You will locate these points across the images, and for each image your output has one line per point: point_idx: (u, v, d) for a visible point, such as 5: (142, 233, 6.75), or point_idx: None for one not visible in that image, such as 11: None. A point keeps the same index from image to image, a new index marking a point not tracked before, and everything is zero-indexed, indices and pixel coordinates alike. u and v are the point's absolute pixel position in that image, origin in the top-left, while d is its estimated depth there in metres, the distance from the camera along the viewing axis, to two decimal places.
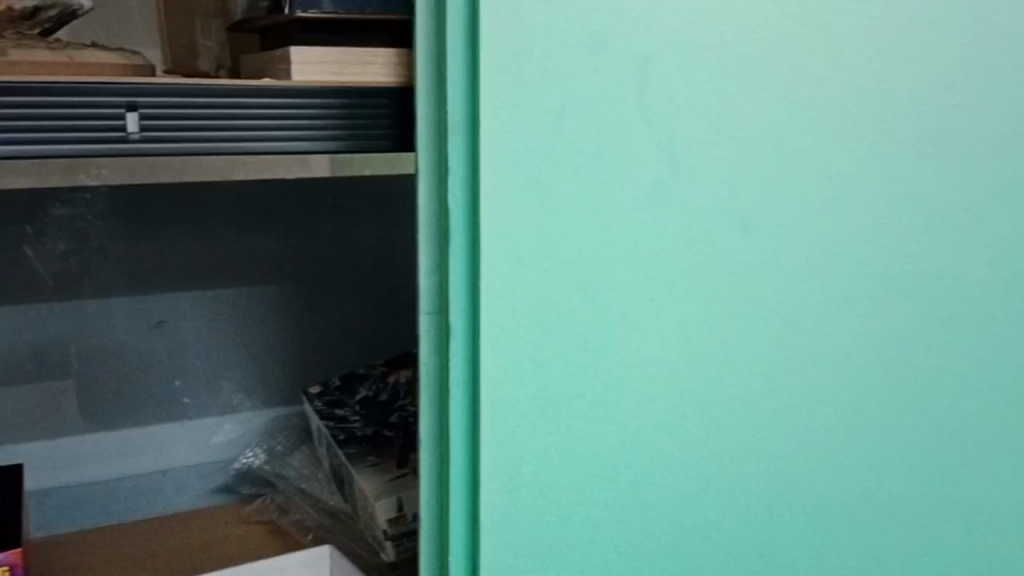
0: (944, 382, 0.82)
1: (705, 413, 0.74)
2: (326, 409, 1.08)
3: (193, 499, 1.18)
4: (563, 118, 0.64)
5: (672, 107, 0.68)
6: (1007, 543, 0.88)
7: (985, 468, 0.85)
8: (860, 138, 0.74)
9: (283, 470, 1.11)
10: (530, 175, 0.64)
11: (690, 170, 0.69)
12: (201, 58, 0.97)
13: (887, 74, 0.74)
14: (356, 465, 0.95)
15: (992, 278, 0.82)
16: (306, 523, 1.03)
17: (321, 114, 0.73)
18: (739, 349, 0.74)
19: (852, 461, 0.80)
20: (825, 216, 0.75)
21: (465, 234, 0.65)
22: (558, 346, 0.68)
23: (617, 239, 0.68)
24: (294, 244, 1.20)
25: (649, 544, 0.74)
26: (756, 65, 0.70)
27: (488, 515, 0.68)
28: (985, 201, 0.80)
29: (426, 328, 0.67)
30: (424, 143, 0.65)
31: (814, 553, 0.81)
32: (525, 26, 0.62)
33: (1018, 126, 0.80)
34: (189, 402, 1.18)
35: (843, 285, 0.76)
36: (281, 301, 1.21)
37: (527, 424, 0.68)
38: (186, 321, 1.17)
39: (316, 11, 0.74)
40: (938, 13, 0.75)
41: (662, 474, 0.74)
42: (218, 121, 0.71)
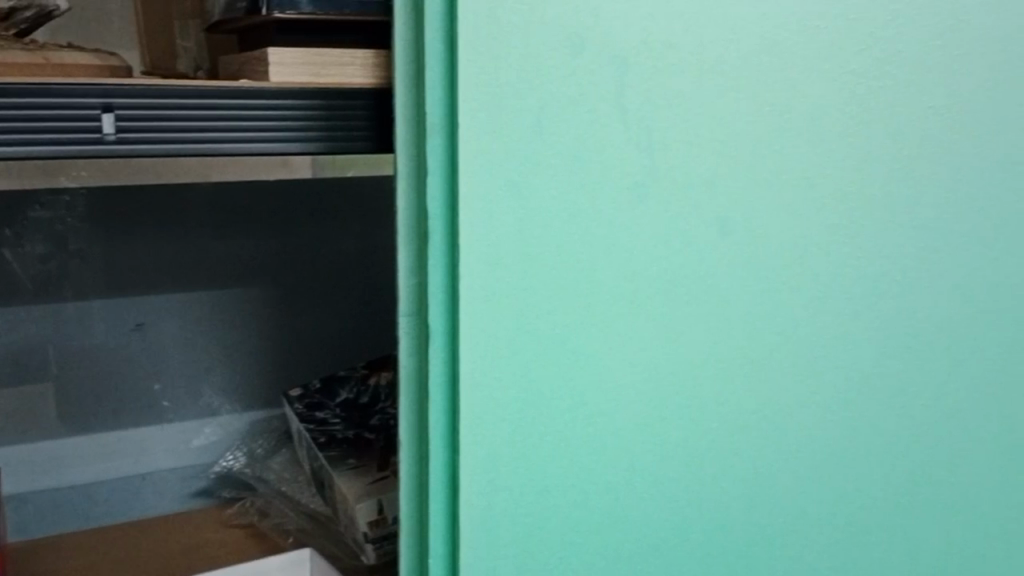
0: (922, 381, 0.82)
1: (685, 414, 0.74)
2: (305, 412, 1.06)
3: (172, 503, 1.17)
4: (541, 120, 0.64)
5: (651, 109, 0.68)
6: (984, 542, 0.88)
7: (962, 467, 0.86)
8: (837, 140, 0.75)
9: (263, 473, 1.11)
10: (509, 176, 0.64)
11: (667, 172, 0.69)
12: (180, 59, 0.97)
13: (864, 76, 0.74)
14: (336, 468, 0.95)
15: (968, 279, 0.82)
16: (286, 526, 1.03)
17: (299, 116, 0.73)
18: (718, 349, 0.74)
19: (831, 461, 0.81)
20: (803, 218, 0.75)
21: (444, 236, 0.65)
22: (537, 347, 0.68)
23: (595, 241, 0.68)
24: (273, 246, 1.20)
25: (630, 544, 0.74)
26: (733, 67, 0.70)
27: (468, 517, 0.68)
28: (961, 201, 0.80)
29: (405, 330, 0.67)
30: (402, 144, 0.65)
31: (793, 553, 0.81)
32: (503, 26, 0.62)
33: (994, 127, 0.80)
34: (169, 406, 1.18)
35: (821, 286, 0.77)
36: (261, 303, 1.21)
37: (506, 425, 0.68)
38: (165, 323, 1.17)
39: (293, 12, 0.74)
40: (915, 15, 0.75)
41: (641, 476, 0.74)
42: (196, 123, 0.70)
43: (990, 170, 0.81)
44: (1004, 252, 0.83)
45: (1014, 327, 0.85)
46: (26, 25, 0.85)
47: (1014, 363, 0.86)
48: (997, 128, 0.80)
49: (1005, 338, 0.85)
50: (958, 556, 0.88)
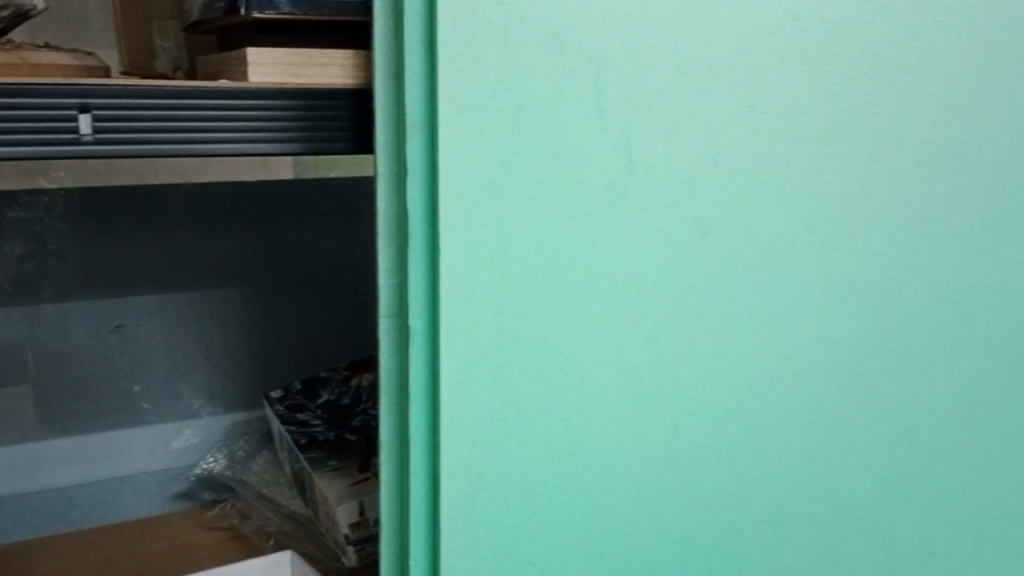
0: (900, 381, 0.83)
1: (665, 413, 0.74)
2: (286, 413, 1.06)
3: (152, 507, 1.14)
4: (520, 120, 0.64)
5: (629, 109, 0.68)
6: (963, 540, 0.89)
7: (941, 467, 0.86)
8: (816, 140, 0.75)
9: (244, 475, 1.10)
10: (489, 176, 0.64)
11: (646, 172, 0.69)
12: (159, 57, 0.98)
13: (843, 77, 0.75)
14: (316, 469, 0.94)
15: (947, 279, 0.83)
16: (267, 528, 1.02)
17: (278, 117, 0.73)
18: (698, 350, 0.74)
19: (810, 460, 0.81)
20: (782, 218, 0.75)
21: (424, 237, 0.65)
22: (517, 348, 0.68)
23: (575, 241, 0.68)
24: (254, 247, 1.19)
25: (611, 544, 0.75)
26: (712, 68, 0.70)
27: (449, 518, 0.68)
28: (939, 201, 0.81)
29: (385, 330, 0.67)
30: (383, 144, 0.65)
31: (773, 552, 0.81)
32: (482, 27, 0.62)
33: (971, 127, 0.81)
34: (148, 408, 1.17)
35: (800, 287, 0.77)
36: (241, 304, 1.20)
37: (487, 426, 0.68)
38: (145, 324, 1.15)
39: (273, 12, 0.74)
40: (892, 16, 0.75)
41: (622, 476, 0.74)
42: (174, 124, 0.70)
43: (968, 171, 0.81)
44: (982, 253, 0.83)
45: (993, 327, 0.85)
46: (3, 25, 0.85)
47: (992, 363, 0.86)
48: (975, 129, 0.81)
49: (984, 338, 0.85)
50: (937, 554, 0.88)
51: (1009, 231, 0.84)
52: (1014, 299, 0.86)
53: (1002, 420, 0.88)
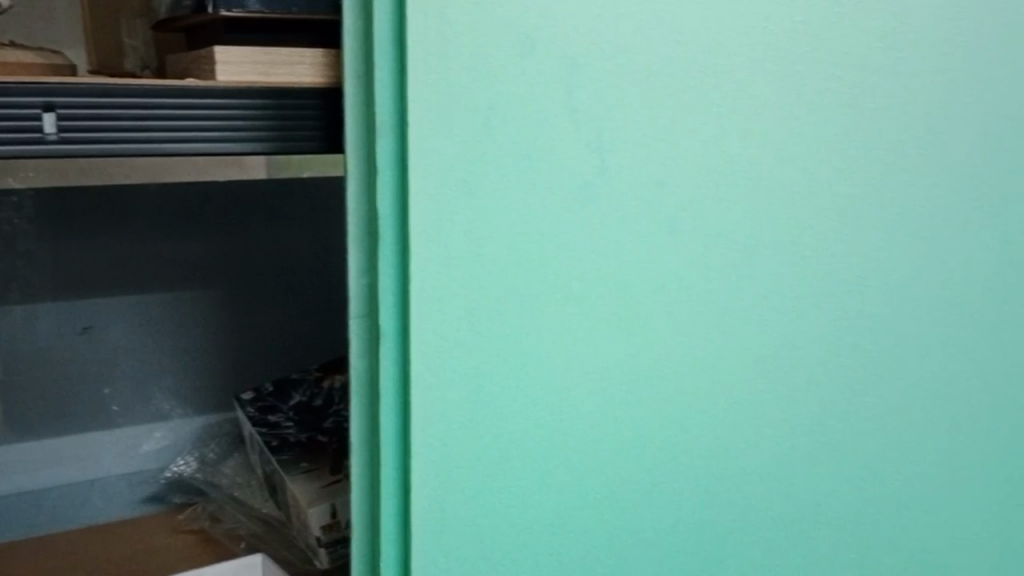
0: (870, 380, 0.83)
1: (637, 414, 0.74)
2: (257, 415, 1.05)
3: (123, 510, 1.13)
4: (491, 120, 0.64)
5: (601, 109, 0.68)
6: (933, 539, 0.90)
7: (911, 465, 0.87)
8: (786, 141, 0.75)
9: (215, 477, 1.09)
10: (460, 176, 0.64)
11: (617, 172, 0.69)
12: (129, 57, 0.97)
13: (811, 78, 0.75)
14: (287, 470, 0.93)
15: (915, 278, 0.83)
16: (237, 531, 1.02)
17: (247, 116, 0.72)
18: (669, 350, 0.74)
19: (781, 459, 0.81)
20: (753, 218, 0.75)
21: (395, 237, 0.64)
22: (489, 348, 0.68)
23: (545, 241, 0.68)
24: (224, 249, 1.19)
25: (583, 544, 0.74)
26: (681, 67, 0.70)
27: (421, 520, 0.68)
28: (908, 200, 0.81)
29: (356, 332, 0.66)
30: (352, 143, 0.64)
31: (744, 551, 0.82)
32: (453, 27, 0.62)
33: (941, 127, 0.81)
34: (118, 410, 1.16)
35: (769, 285, 0.77)
36: (212, 306, 1.20)
37: (459, 427, 0.68)
38: (114, 325, 1.15)
39: (241, 11, 0.73)
40: (861, 17, 0.76)
41: (593, 475, 0.74)
42: (141, 123, 0.69)
43: (937, 172, 0.82)
44: (951, 253, 0.84)
45: (962, 327, 0.86)
46: None
47: (961, 363, 0.87)
48: (943, 130, 0.81)
49: (953, 337, 0.86)
50: (907, 552, 0.89)
51: (978, 231, 0.85)
52: (983, 299, 0.86)
53: (971, 418, 0.89)
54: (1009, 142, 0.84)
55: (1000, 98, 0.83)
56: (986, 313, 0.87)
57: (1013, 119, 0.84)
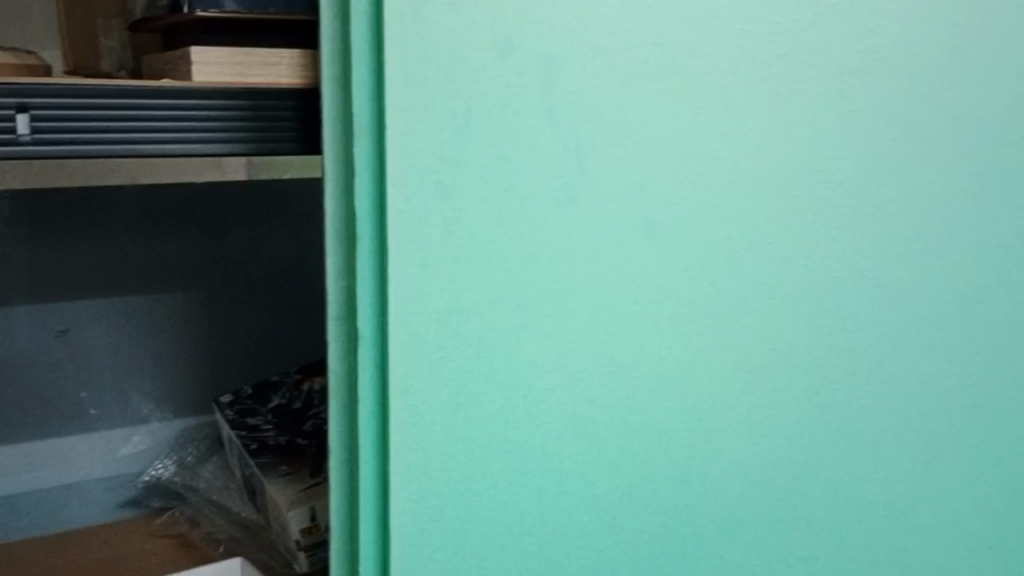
0: (849, 380, 0.84)
1: (616, 416, 0.74)
2: (236, 418, 1.04)
3: (99, 514, 1.11)
4: (469, 122, 0.64)
5: (578, 109, 0.68)
6: (912, 539, 0.90)
7: (891, 465, 0.87)
8: (764, 142, 0.75)
9: (193, 481, 1.08)
10: (438, 178, 0.64)
11: (596, 173, 0.69)
12: (102, 59, 0.96)
13: (788, 80, 0.75)
14: (266, 474, 0.92)
15: (894, 278, 0.83)
16: (216, 535, 1.01)
17: (223, 117, 0.71)
18: (648, 350, 0.74)
19: (760, 460, 0.81)
20: (731, 219, 0.75)
21: (373, 239, 0.64)
22: (468, 351, 0.67)
23: (524, 242, 0.68)
24: (203, 251, 1.17)
25: (562, 546, 0.74)
26: (659, 68, 0.70)
27: (399, 523, 0.67)
28: (886, 201, 0.81)
29: (334, 334, 0.66)
30: (329, 145, 0.64)
31: (723, 552, 0.82)
32: (431, 28, 0.61)
33: (918, 129, 0.81)
34: (95, 414, 1.15)
35: (747, 286, 0.77)
36: (191, 309, 1.18)
37: (438, 429, 0.68)
38: (91, 329, 1.13)
39: (217, 11, 0.72)
40: (838, 19, 0.76)
41: (572, 477, 0.74)
42: (116, 124, 0.68)
43: (914, 172, 0.82)
44: (929, 253, 0.84)
45: (941, 326, 0.86)
46: None
47: (940, 362, 0.87)
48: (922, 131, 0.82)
49: (932, 337, 0.86)
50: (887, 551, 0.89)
51: (957, 231, 0.85)
52: (963, 298, 0.87)
53: (953, 418, 0.89)
54: (986, 143, 0.85)
55: (977, 99, 0.84)
56: (965, 312, 0.87)
57: (991, 119, 0.84)
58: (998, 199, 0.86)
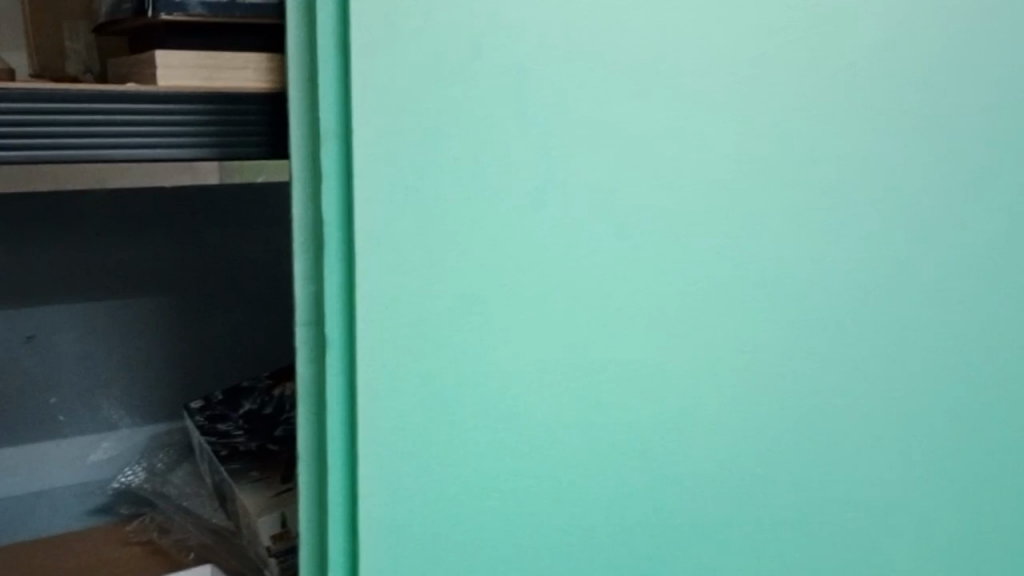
0: (822, 383, 0.83)
1: (586, 419, 0.75)
2: (206, 424, 1.04)
3: (68, 521, 1.08)
4: (439, 126, 0.64)
5: (545, 113, 0.67)
6: (885, 540, 0.90)
7: (865, 467, 0.87)
8: (735, 146, 0.75)
9: (163, 487, 1.05)
10: (407, 183, 0.63)
11: (567, 176, 0.69)
12: (69, 62, 0.95)
13: (759, 84, 0.75)
14: (237, 481, 0.91)
15: (868, 281, 0.83)
16: (188, 542, 0.98)
17: (190, 121, 0.71)
18: (617, 354, 0.74)
19: (731, 462, 0.82)
20: (703, 223, 0.75)
21: (341, 246, 0.63)
22: (438, 356, 0.68)
23: (491, 246, 0.68)
24: (175, 255, 1.16)
25: (533, 547, 0.75)
26: (629, 72, 0.70)
27: (369, 528, 0.68)
28: (859, 204, 0.81)
29: (302, 340, 0.66)
30: (296, 149, 0.63)
31: (693, 552, 0.82)
32: (398, 31, 0.61)
33: (892, 132, 0.81)
34: (65, 421, 1.14)
35: (718, 289, 0.77)
36: (163, 315, 1.17)
37: (408, 434, 0.68)
38: (60, 335, 1.12)
39: (181, 14, 0.71)
40: (810, 21, 0.75)
41: (544, 479, 0.74)
42: (79, 130, 0.68)
43: (890, 175, 0.82)
44: (904, 257, 0.84)
45: (917, 330, 0.86)
46: None
47: (915, 365, 0.87)
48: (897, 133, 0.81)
49: (907, 340, 0.86)
50: (859, 553, 0.89)
51: (935, 235, 0.85)
52: (939, 302, 0.86)
53: (928, 421, 0.88)
54: (967, 147, 0.84)
55: (958, 102, 0.83)
56: (943, 317, 0.87)
57: (972, 123, 0.84)
58: (979, 204, 0.86)
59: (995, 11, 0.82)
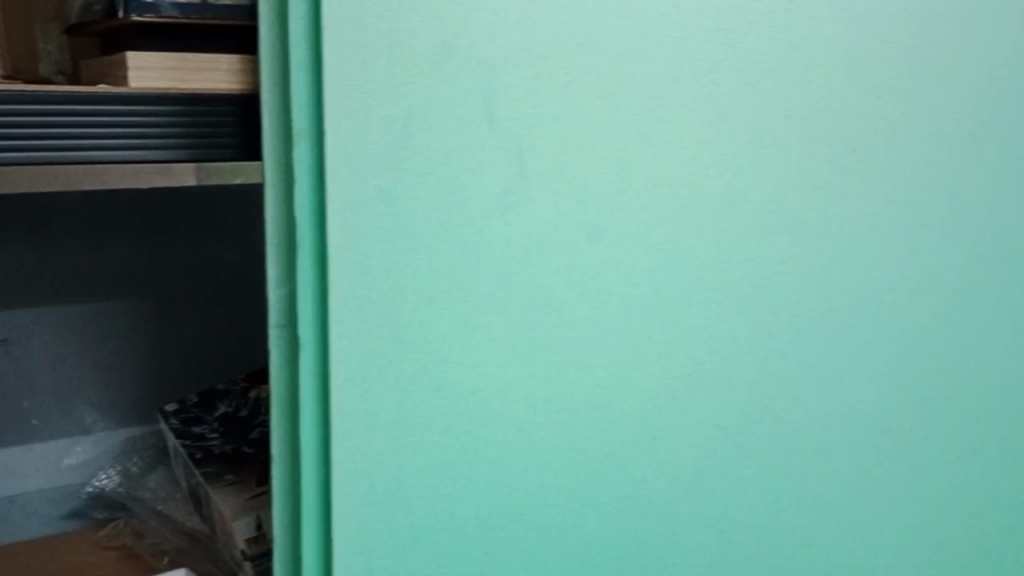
0: (795, 384, 0.84)
1: (559, 421, 0.75)
2: (180, 428, 1.03)
3: (42, 526, 1.07)
4: (410, 128, 0.64)
5: (516, 116, 0.67)
6: (860, 541, 0.90)
7: (839, 469, 0.87)
8: (705, 149, 0.75)
9: (138, 492, 1.07)
10: (378, 185, 0.64)
11: (539, 179, 0.69)
12: (42, 64, 0.95)
13: (729, 88, 0.75)
14: (212, 484, 0.91)
15: (843, 281, 0.83)
16: (161, 546, 0.99)
17: (161, 123, 0.71)
18: (590, 357, 0.75)
19: (706, 463, 0.82)
20: (674, 225, 0.76)
21: (313, 246, 0.64)
22: (410, 358, 0.68)
23: (462, 249, 0.68)
24: (148, 257, 1.16)
25: (507, 549, 0.75)
26: (600, 76, 0.70)
27: (342, 529, 0.68)
28: (830, 207, 0.81)
29: (275, 341, 0.65)
30: (268, 150, 0.63)
31: (668, 554, 0.82)
32: (366, 32, 0.61)
33: (863, 135, 0.81)
34: (38, 424, 1.13)
35: (690, 291, 0.78)
36: (136, 318, 1.16)
37: (381, 436, 0.68)
38: (32, 339, 1.11)
39: (153, 16, 0.71)
40: (779, 26, 0.76)
41: (517, 480, 0.74)
42: (48, 130, 0.67)
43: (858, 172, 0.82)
44: (878, 256, 0.84)
45: (890, 332, 0.86)
46: None
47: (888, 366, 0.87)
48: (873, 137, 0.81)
49: (880, 342, 0.86)
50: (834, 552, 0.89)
51: (909, 237, 0.85)
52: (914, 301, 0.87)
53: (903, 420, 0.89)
54: (940, 151, 0.85)
55: (928, 107, 0.83)
56: (916, 319, 0.87)
57: (944, 127, 0.84)
58: (953, 207, 0.86)
59: (964, 16, 0.83)
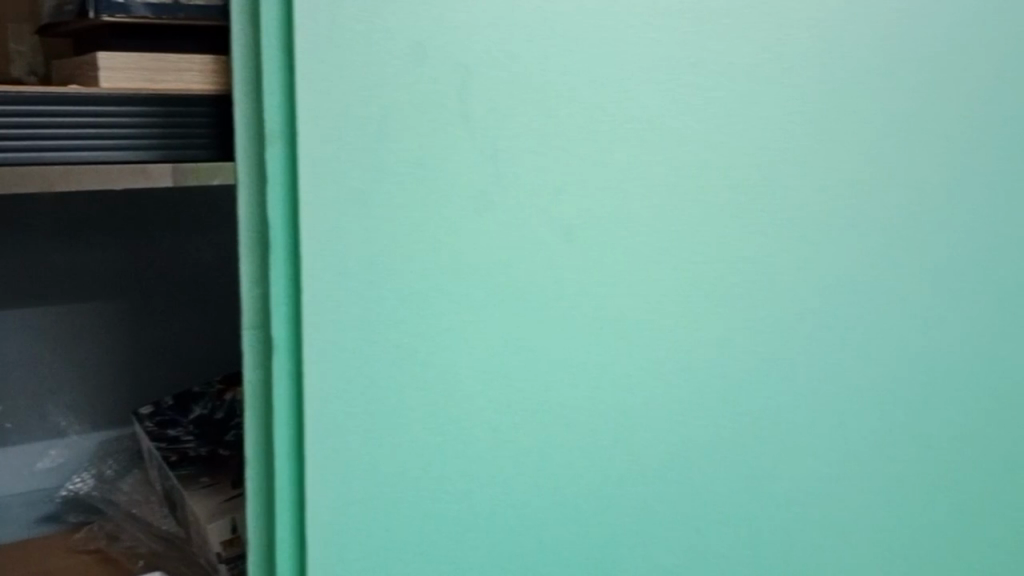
0: (769, 384, 0.84)
1: (534, 420, 0.75)
2: (156, 429, 1.02)
3: (20, 530, 1.10)
4: (382, 129, 0.64)
5: (489, 116, 0.68)
6: (836, 540, 0.90)
7: (815, 468, 0.87)
8: (679, 149, 0.76)
9: (113, 494, 1.06)
10: (353, 186, 0.64)
11: (511, 178, 0.70)
12: (15, 63, 0.95)
13: (704, 88, 0.76)
14: (188, 485, 0.90)
15: (816, 281, 0.84)
16: (137, 549, 0.99)
17: (135, 123, 0.70)
18: (564, 356, 0.75)
19: (681, 463, 0.82)
20: (648, 224, 0.76)
21: (287, 246, 0.64)
22: (384, 358, 0.68)
23: (435, 249, 0.68)
24: (125, 256, 1.15)
25: (482, 549, 0.75)
26: (572, 77, 0.71)
27: (315, 530, 0.67)
28: (805, 209, 0.82)
29: (249, 342, 0.65)
30: (241, 151, 0.63)
31: (645, 553, 0.82)
32: (339, 34, 0.62)
33: (835, 136, 0.82)
34: (12, 427, 1.12)
35: (664, 290, 0.78)
36: (112, 318, 1.16)
37: (355, 437, 0.68)
38: (6, 340, 1.10)
39: (125, 15, 0.72)
40: (752, 28, 0.76)
41: (492, 480, 0.74)
42: (18, 127, 0.67)
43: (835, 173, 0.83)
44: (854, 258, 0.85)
45: (863, 331, 0.87)
46: None
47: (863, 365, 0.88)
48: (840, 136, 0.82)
49: (854, 342, 0.87)
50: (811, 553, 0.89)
51: (883, 237, 0.86)
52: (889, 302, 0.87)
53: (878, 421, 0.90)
54: (912, 152, 0.85)
55: (900, 107, 0.84)
56: (889, 318, 0.88)
57: (916, 128, 0.85)
58: (928, 206, 0.87)
59: (935, 19, 0.83)
